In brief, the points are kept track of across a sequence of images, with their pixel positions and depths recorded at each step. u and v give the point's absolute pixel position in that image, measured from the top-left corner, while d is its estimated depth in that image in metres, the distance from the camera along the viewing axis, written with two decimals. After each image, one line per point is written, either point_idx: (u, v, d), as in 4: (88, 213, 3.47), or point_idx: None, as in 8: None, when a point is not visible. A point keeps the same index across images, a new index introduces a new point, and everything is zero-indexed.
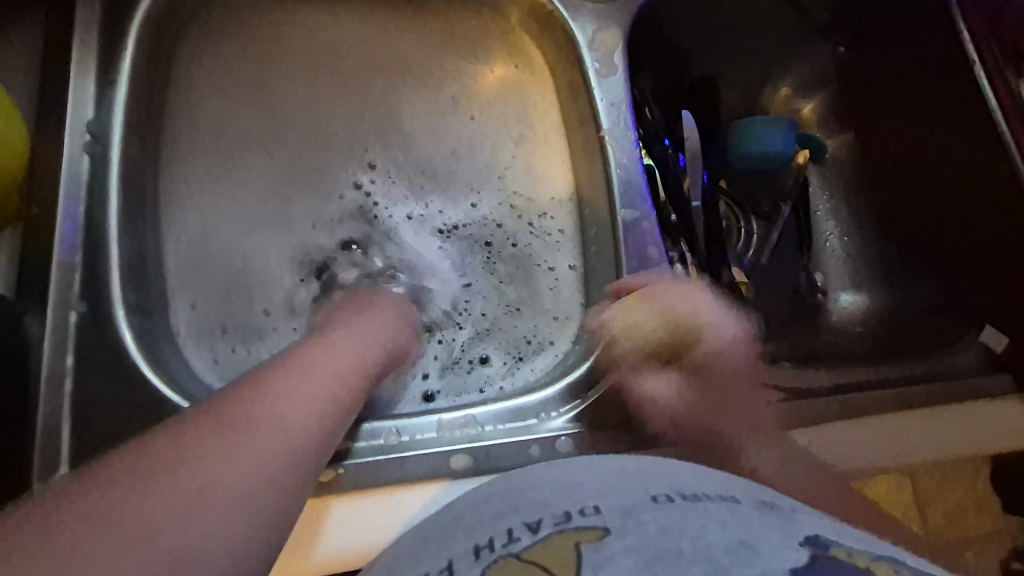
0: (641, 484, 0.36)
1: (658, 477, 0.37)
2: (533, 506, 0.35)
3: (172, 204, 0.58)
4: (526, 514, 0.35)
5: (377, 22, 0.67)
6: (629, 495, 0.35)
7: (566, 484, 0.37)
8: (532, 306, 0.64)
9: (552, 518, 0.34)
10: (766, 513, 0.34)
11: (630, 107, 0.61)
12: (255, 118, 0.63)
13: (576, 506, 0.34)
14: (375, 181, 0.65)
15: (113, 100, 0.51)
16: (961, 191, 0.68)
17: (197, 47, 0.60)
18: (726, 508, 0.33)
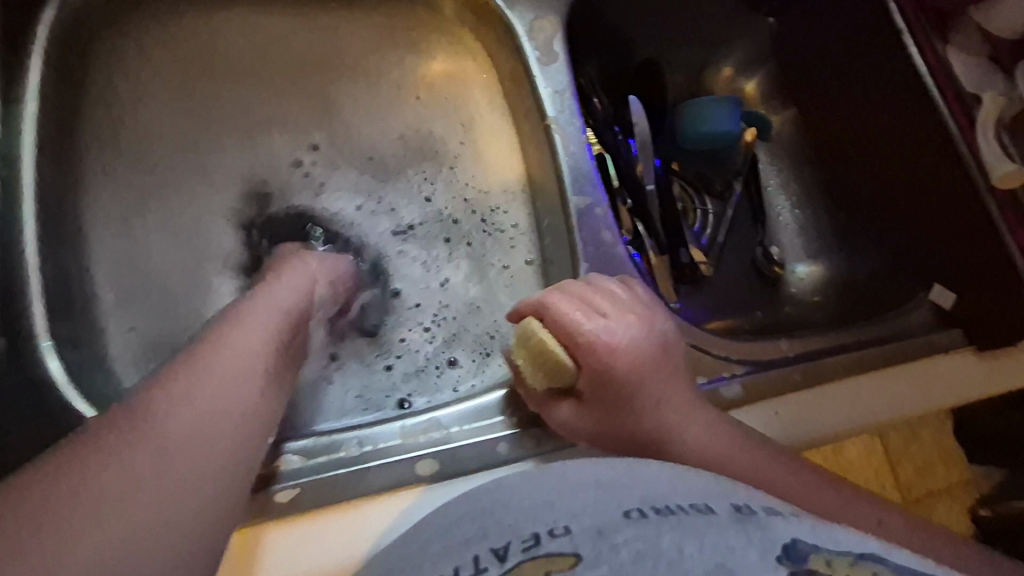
0: (614, 497, 0.31)
1: (634, 487, 0.32)
2: (499, 528, 0.30)
3: (97, 226, 0.56)
4: (494, 539, 0.29)
5: (310, 22, 0.65)
6: (601, 511, 0.29)
7: (538, 502, 0.31)
8: (490, 303, 0.63)
9: (521, 542, 0.28)
10: (747, 521, 0.29)
11: (574, 94, 0.60)
12: (183, 129, 0.61)
13: (547, 526, 0.29)
14: (317, 163, 0.64)
15: (21, 123, 0.50)
16: (903, 157, 0.68)
17: (115, 62, 0.59)
18: (706, 520, 0.28)
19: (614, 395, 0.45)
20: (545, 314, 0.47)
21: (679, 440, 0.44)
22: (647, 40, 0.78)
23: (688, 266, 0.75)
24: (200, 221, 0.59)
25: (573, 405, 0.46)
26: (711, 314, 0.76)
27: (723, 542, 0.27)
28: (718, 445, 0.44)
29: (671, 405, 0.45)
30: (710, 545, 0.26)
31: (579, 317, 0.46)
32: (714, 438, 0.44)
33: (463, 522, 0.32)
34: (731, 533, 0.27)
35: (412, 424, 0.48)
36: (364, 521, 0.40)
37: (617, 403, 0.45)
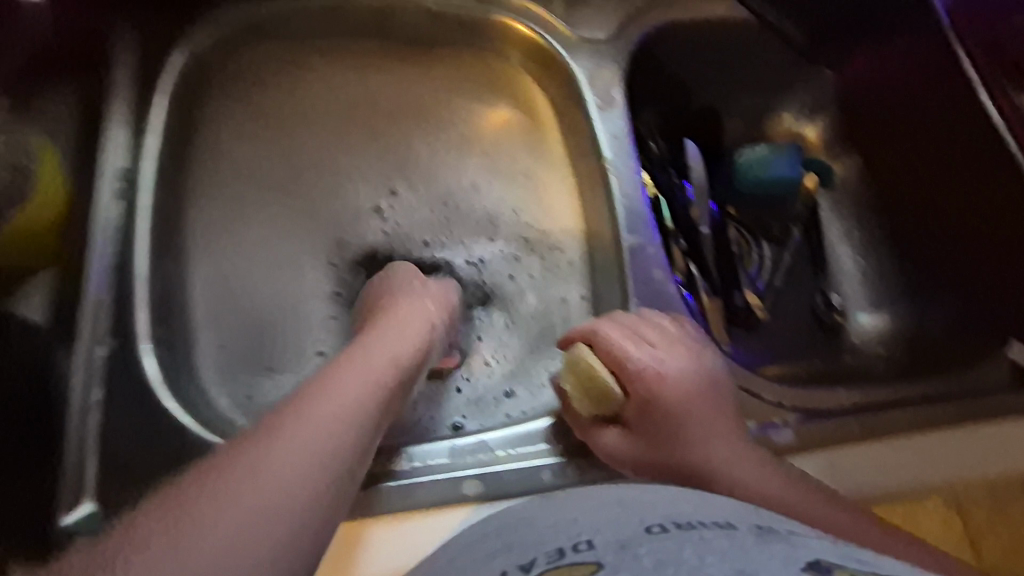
0: (635, 514, 0.32)
1: (656, 506, 0.32)
2: (521, 544, 0.31)
3: (199, 249, 0.57)
4: (518, 556, 0.30)
5: (386, 65, 0.67)
6: (623, 527, 0.31)
7: (561, 519, 0.33)
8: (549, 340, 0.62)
9: (546, 555, 0.30)
10: (767, 536, 0.29)
11: (630, 137, 0.63)
12: (276, 164, 0.62)
13: (571, 541, 0.30)
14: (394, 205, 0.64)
15: (144, 146, 0.52)
16: (977, 206, 0.66)
17: (215, 102, 0.61)
18: (725, 534, 0.29)
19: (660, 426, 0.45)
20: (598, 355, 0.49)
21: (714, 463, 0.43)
22: (704, 87, 0.80)
23: (743, 309, 0.74)
24: (286, 249, 0.60)
25: (619, 432, 0.46)
26: (766, 359, 0.74)
27: (741, 555, 0.27)
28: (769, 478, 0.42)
29: (720, 445, 0.44)
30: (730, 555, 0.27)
31: (629, 347, 0.48)
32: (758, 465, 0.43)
33: (490, 537, 0.34)
34: (749, 547, 0.28)
35: (463, 444, 0.49)
36: (376, 554, 0.42)
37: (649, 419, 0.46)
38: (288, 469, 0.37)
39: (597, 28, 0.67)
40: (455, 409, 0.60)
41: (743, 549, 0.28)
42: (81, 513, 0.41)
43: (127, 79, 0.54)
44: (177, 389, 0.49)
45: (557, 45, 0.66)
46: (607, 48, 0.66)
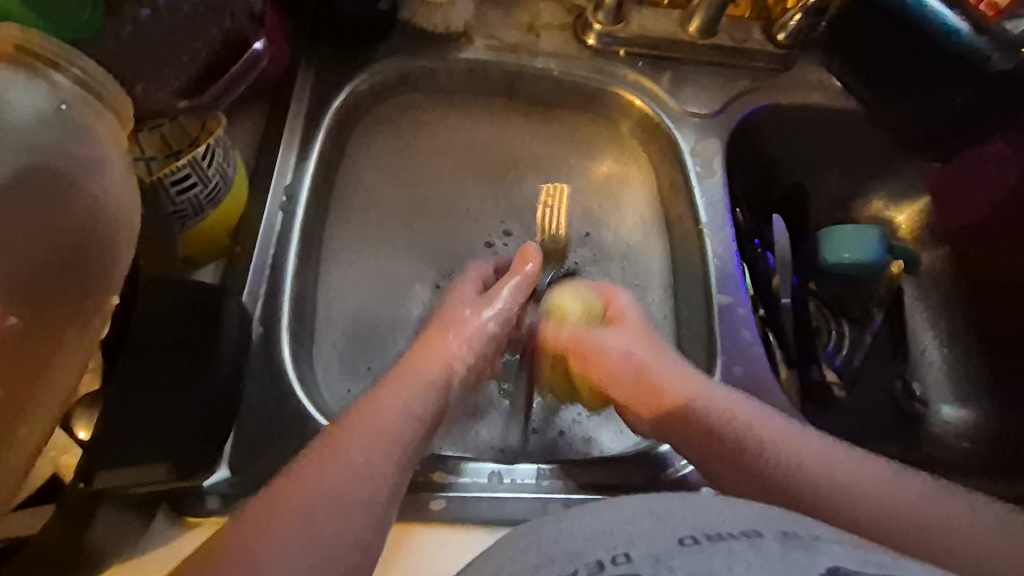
0: (666, 525, 0.33)
1: (684, 518, 0.34)
2: (564, 556, 0.33)
3: (329, 257, 0.64)
4: (561, 566, 0.32)
5: (507, 118, 0.75)
6: (656, 541, 0.32)
7: (597, 529, 0.34)
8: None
9: (585, 566, 0.31)
10: (792, 545, 0.31)
11: (727, 205, 0.67)
12: (400, 193, 0.70)
13: (609, 554, 0.32)
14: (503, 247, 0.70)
15: (306, 170, 0.61)
16: None
17: (364, 135, 0.70)
18: (751, 544, 0.31)
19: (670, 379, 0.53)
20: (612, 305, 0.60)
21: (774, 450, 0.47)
22: (793, 167, 0.84)
23: (818, 385, 0.73)
24: (402, 269, 0.66)
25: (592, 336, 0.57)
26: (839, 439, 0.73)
27: (770, 569, 0.29)
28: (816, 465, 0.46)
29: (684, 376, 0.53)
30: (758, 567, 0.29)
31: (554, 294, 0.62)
32: (817, 452, 0.46)
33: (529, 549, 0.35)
34: (777, 557, 0.29)
35: (549, 468, 0.52)
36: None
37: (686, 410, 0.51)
38: (327, 498, 0.40)
39: (701, 105, 0.74)
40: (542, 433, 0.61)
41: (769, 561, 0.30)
42: (217, 476, 0.46)
43: (300, 112, 0.63)
44: (301, 376, 0.53)
45: (664, 116, 0.72)
46: (708, 123, 0.72)
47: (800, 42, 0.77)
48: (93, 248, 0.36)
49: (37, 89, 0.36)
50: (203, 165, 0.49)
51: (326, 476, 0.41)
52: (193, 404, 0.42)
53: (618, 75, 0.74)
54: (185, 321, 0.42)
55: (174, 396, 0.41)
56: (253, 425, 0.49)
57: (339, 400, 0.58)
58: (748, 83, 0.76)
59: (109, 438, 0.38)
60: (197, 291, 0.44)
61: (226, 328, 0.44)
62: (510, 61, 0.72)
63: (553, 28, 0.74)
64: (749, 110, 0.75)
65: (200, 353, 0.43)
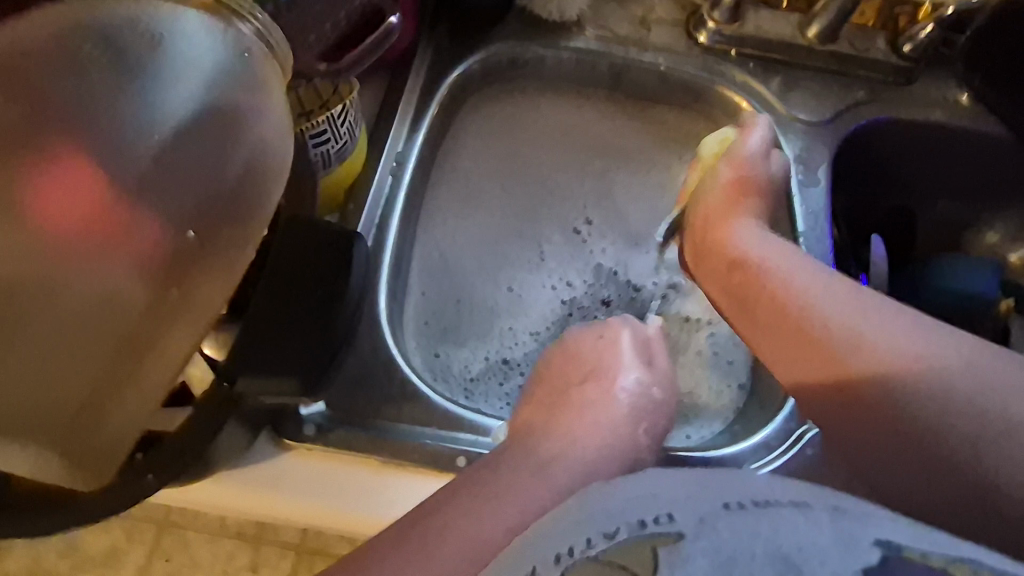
0: (715, 489, 0.35)
1: (732, 482, 0.36)
2: (604, 515, 0.35)
3: (426, 219, 0.68)
4: (604, 524, 0.34)
5: (606, 108, 0.76)
6: (702, 503, 0.34)
7: (641, 489, 0.36)
8: (696, 395, 0.63)
9: (628, 524, 0.33)
10: (843, 519, 0.33)
11: (828, 217, 0.65)
12: (497, 169, 0.72)
13: (651, 514, 0.34)
14: (590, 234, 0.71)
15: (415, 142, 0.65)
16: None
17: (470, 113, 0.73)
18: (800, 514, 0.33)
19: (752, 251, 0.56)
20: (720, 184, 0.63)
21: (905, 373, 0.47)
22: (905, 187, 0.77)
23: None
24: (495, 271, 0.68)
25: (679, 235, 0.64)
26: None
27: (820, 535, 0.32)
28: (936, 355, 0.47)
29: (777, 278, 0.54)
30: (807, 532, 0.32)
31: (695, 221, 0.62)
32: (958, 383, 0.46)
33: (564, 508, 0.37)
34: (827, 525, 0.33)
35: None
36: None
37: (773, 305, 0.53)
38: None
39: (810, 112, 0.71)
40: None
41: (818, 527, 0.32)
42: (313, 409, 0.50)
43: (416, 87, 0.67)
44: (393, 327, 0.57)
45: (770, 119, 0.71)
46: (817, 131, 0.70)
47: (927, 56, 0.72)
48: (255, 179, 0.43)
49: (223, 38, 0.40)
50: (338, 124, 0.55)
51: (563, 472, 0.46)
52: (315, 328, 0.44)
53: (728, 75, 0.73)
54: (328, 261, 0.45)
55: (291, 315, 0.43)
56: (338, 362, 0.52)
57: (418, 345, 0.62)
58: (866, 94, 0.73)
59: (244, 351, 0.42)
60: (335, 235, 0.46)
61: (353, 271, 0.46)
62: (620, 54, 0.73)
63: (666, 23, 0.74)
64: (866, 121, 0.72)
65: (329, 285, 0.45)
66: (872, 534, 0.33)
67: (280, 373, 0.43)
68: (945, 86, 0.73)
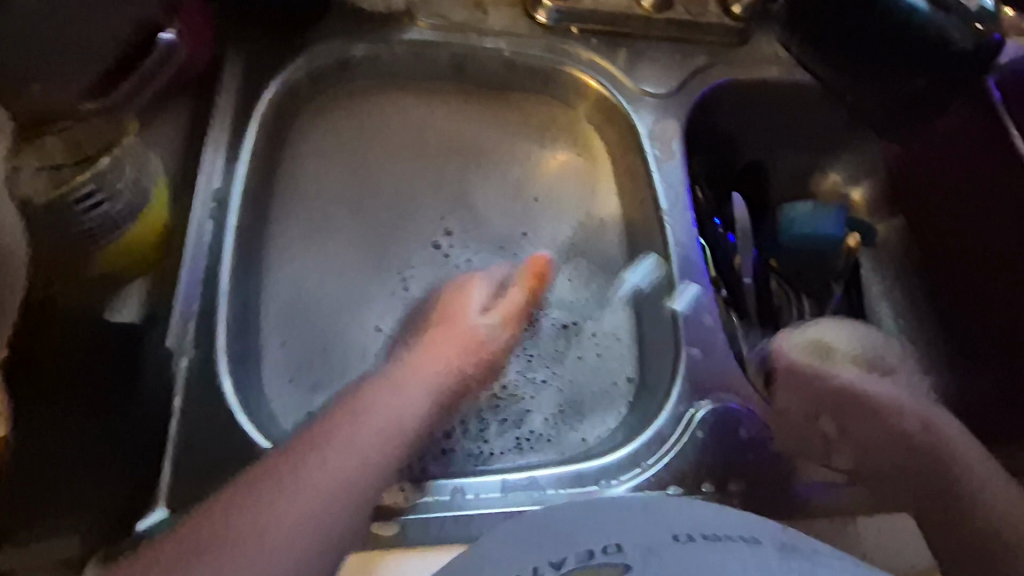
0: (666, 521, 0.36)
1: (683, 517, 0.37)
2: (553, 542, 0.36)
3: (269, 258, 0.60)
4: (550, 553, 0.35)
5: (455, 103, 0.71)
6: (648, 533, 0.35)
7: (593, 519, 0.37)
8: (583, 397, 0.62)
9: (577, 555, 0.34)
10: (795, 556, 0.34)
11: (687, 189, 0.65)
12: (347, 188, 0.66)
13: (599, 544, 0.35)
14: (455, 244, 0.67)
15: (236, 175, 0.55)
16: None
17: (305, 127, 0.65)
18: (751, 550, 0.34)
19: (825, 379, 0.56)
20: (821, 334, 0.60)
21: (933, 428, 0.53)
22: (755, 142, 0.77)
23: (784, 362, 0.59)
24: (365, 297, 0.62)
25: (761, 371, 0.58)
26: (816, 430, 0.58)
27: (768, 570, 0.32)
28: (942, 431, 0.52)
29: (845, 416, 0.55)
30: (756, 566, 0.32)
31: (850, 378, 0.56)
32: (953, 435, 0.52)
33: (519, 533, 0.38)
34: (775, 562, 0.33)
35: (514, 479, 0.49)
36: None
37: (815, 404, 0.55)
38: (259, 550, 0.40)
39: (658, 84, 0.70)
40: (481, 445, 0.58)
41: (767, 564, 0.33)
42: (153, 518, 0.44)
43: (228, 108, 0.58)
44: (246, 400, 0.51)
45: (621, 96, 0.69)
46: (667, 103, 0.69)
47: (756, 15, 0.74)
48: None
49: None
50: (114, 180, 0.47)
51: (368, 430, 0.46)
52: (108, 450, 0.43)
53: (573, 54, 0.70)
54: (111, 363, 0.45)
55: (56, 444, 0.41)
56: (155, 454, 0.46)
57: (278, 403, 0.55)
58: (706, 58, 0.72)
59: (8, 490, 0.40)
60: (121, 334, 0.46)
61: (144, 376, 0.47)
62: (459, 43, 0.67)
63: (502, 5, 0.70)
64: (710, 86, 0.71)
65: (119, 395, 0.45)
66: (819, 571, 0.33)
67: (79, 508, 0.42)
68: (777, 43, 0.75)
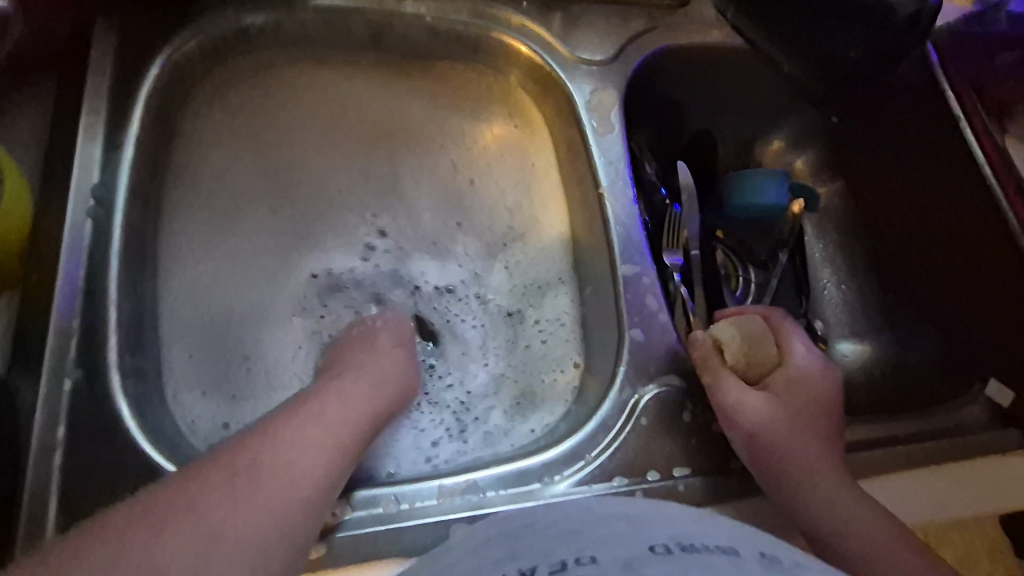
0: (642, 534, 0.35)
1: (660, 528, 0.36)
2: (525, 553, 0.34)
3: (171, 258, 0.54)
4: (522, 561, 0.33)
5: (375, 75, 0.65)
6: (627, 547, 0.33)
7: (566, 531, 0.36)
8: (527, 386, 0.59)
9: (549, 565, 0.32)
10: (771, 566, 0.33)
11: (628, 164, 0.61)
12: (260, 174, 0.60)
13: (573, 555, 0.33)
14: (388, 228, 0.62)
15: (120, 163, 0.49)
16: (964, 260, 0.61)
17: (202, 108, 0.59)
18: (729, 561, 0.33)
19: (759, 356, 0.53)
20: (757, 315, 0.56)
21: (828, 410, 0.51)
22: (699, 111, 0.74)
23: None
24: (288, 293, 0.57)
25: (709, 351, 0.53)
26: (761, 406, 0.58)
27: None
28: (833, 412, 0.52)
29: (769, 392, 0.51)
30: None
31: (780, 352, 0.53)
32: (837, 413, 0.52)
33: (492, 545, 0.37)
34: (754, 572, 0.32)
35: (451, 483, 0.46)
36: None
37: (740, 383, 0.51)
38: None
39: (595, 51, 0.66)
40: (421, 443, 0.55)
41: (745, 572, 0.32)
42: None
43: (103, 90, 0.51)
44: (148, 419, 0.46)
45: (555, 64, 0.64)
46: (605, 71, 0.65)
47: None
48: None
49: None
50: None
51: (293, 452, 0.40)
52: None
53: (500, 17, 0.64)
54: None
55: None
56: (29, 486, 0.41)
57: (190, 417, 0.50)
58: (645, 22, 0.68)
59: None
60: None
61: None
62: (373, 8, 0.61)
63: None
64: (650, 52, 0.67)
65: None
66: None
67: None
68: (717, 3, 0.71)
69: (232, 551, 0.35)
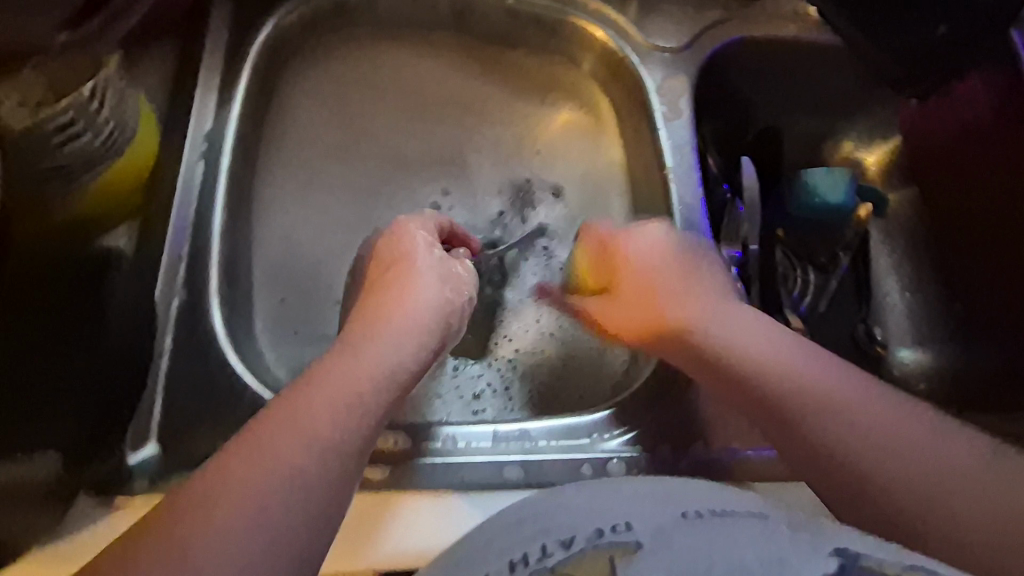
0: (668, 497, 0.33)
1: (687, 492, 0.34)
2: (553, 520, 0.33)
3: (263, 208, 0.59)
4: (560, 531, 0.32)
5: (454, 53, 0.69)
6: (658, 514, 0.32)
7: (594, 496, 0.34)
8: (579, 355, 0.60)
9: (587, 534, 0.31)
10: (802, 529, 0.31)
11: (694, 148, 0.62)
12: (343, 138, 0.64)
13: (609, 523, 0.32)
14: (461, 194, 0.65)
15: (228, 115, 0.55)
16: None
17: (298, 76, 0.64)
18: (759, 525, 0.31)
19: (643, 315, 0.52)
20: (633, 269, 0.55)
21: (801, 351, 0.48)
22: (770, 105, 0.73)
23: None
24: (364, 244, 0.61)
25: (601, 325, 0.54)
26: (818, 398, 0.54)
27: (782, 548, 0.29)
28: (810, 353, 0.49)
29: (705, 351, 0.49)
30: (766, 541, 0.30)
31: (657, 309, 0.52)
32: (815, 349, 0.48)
33: (521, 516, 0.35)
34: (787, 535, 0.30)
35: (505, 430, 0.49)
36: (399, 530, 0.44)
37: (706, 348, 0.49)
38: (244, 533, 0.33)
39: (668, 39, 0.67)
40: (475, 400, 0.58)
41: (780, 539, 0.30)
42: (142, 455, 0.44)
43: (218, 52, 0.57)
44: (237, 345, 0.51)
45: (629, 50, 0.66)
46: (678, 58, 0.66)
47: None
48: None
49: None
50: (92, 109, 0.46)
51: (324, 411, 0.37)
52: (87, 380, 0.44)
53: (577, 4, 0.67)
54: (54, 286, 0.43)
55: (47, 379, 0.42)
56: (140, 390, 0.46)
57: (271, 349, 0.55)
58: (721, 12, 0.69)
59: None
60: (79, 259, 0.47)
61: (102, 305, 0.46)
62: None
63: None
64: (722, 43, 0.68)
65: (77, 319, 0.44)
66: (834, 544, 0.30)
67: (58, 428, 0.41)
68: None
69: (276, 508, 0.34)
